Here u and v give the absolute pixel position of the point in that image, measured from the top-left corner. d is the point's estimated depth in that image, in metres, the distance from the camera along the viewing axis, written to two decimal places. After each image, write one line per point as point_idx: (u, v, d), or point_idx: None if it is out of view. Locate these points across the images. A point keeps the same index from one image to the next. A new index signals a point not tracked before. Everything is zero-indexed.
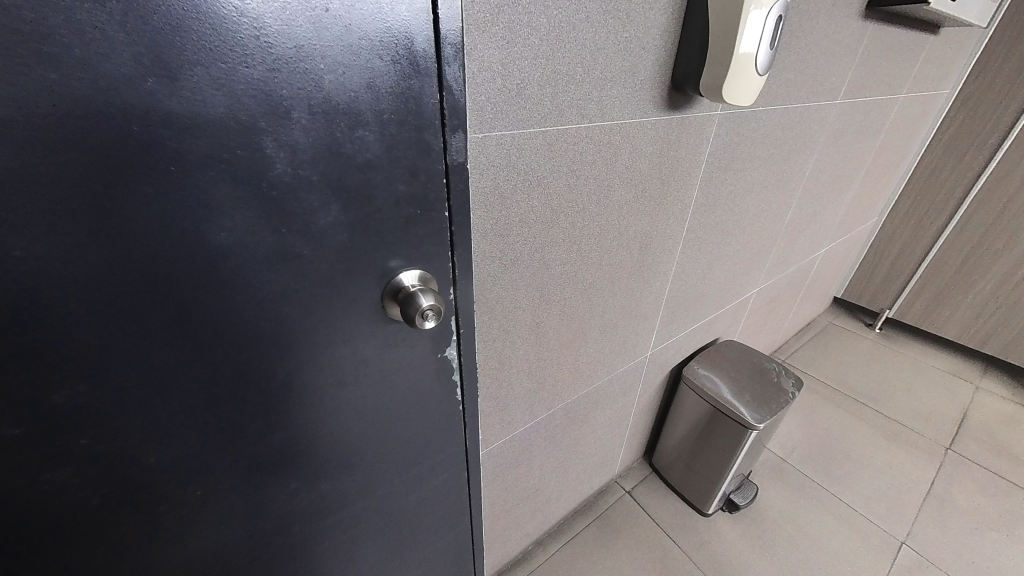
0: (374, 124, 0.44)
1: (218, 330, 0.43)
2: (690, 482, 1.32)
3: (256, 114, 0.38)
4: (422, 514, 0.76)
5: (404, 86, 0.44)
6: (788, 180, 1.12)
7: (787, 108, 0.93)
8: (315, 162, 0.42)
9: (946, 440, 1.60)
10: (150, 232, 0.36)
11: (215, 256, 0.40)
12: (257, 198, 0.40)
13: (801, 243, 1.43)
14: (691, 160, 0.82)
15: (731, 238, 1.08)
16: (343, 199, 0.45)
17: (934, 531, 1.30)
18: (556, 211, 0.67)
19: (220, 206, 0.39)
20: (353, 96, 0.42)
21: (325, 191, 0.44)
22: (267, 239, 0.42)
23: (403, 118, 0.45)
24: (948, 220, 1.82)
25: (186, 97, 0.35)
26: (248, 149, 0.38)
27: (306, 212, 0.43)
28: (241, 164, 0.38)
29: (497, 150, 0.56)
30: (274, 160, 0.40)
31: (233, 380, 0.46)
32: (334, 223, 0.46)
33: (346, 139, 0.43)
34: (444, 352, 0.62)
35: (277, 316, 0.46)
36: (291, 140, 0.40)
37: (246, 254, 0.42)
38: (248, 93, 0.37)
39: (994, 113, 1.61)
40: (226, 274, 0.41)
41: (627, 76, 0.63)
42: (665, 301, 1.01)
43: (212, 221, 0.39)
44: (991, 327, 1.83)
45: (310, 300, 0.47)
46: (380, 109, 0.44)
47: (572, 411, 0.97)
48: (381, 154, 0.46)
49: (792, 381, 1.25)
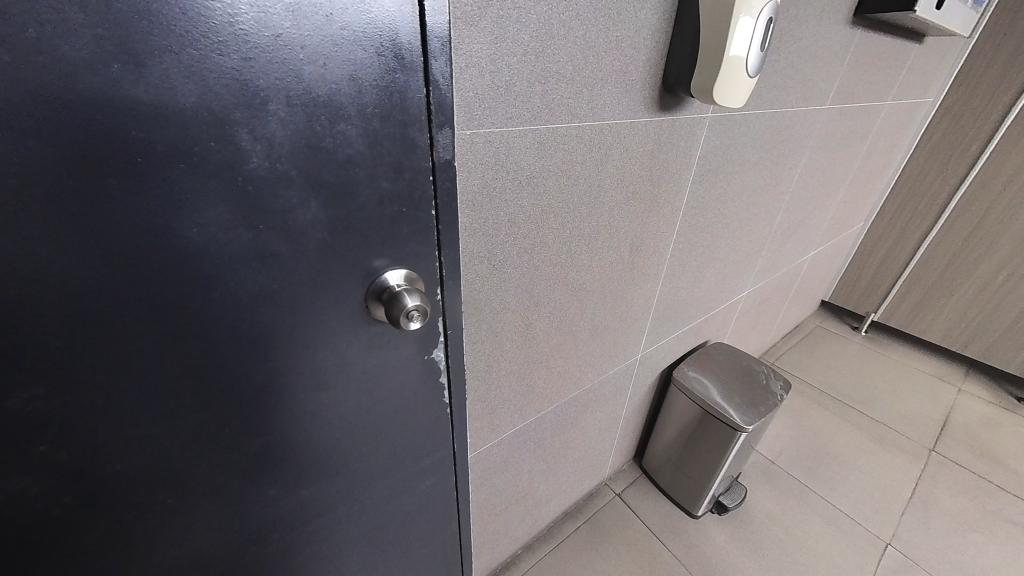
0: (356, 119, 0.42)
1: (191, 331, 0.41)
2: (679, 485, 1.31)
3: (230, 105, 0.36)
4: (409, 520, 0.74)
5: (388, 80, 0.43)
6: (777, 183, 1.12)
7: (777, 112, 0.94)
8: (294, 157, 0.40)
9: (930, 441, 1.62)
10: (116, 226, 0.34)
11: (186, 253, 0.38)
12: (232, 193, 0.38)
13: (790, 247, 1.44)
14: (682, 162, 0.81)
15: (721, 240, 1.08)
16: (324, 196, 0.43)
17: (918, 532, 1.31)
18: (546, 212, 0.66)
19: (192, 200, 0.37)
20: (334, 89, 0.40)
21: (304, 187, 0.42)
22: (244, 236, 0.41)
23: (387, 113, 0.44)
24: (932, 226, 1.85)
25: (154, 85, 0.33)
26: (221, 142, 0.37)
27: (284, 209, 0.42)
28: (213, 157, 0.37)
29: (485, 147, 0.55)
30: (249, 154, 0.38)
31: (206, 384, 0.43)
32: (314, 221, 0.44)
33: (327, 133, 0.41)
34: (430, 354, 0.61)
35: (253, 316, 0.44)
36: (268, 133, 0.38)
37: (221, 252, 0.40)
38: (222, 83, 0.35)
39: (977, 121, 1.64)
40: (198, 272, 0.39)
41: (617, 76, 0.63)
42: (655, 303, 1.00)
43: (183, 216, 0.37)
44: (973, 330, 1.87)
45: (289, 300, 0.46)
46: (363, 103, 0.42)
47: (562, 414, 0.96)
48: (363, 148, 0.44)
49: (780, 383, 1.26)
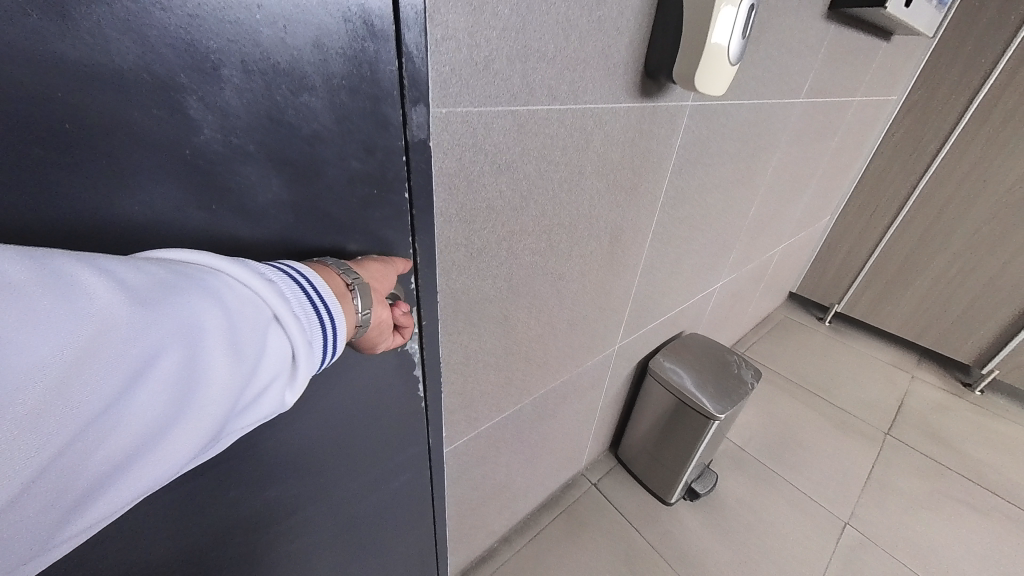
0: (321, 90, 0.39)
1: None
2: (654, 473, 1.33)
3: (177, 68, 0.32)
4: (383, 518, 0.72)
5: (356, 50, 0.39)
6: (753, 176, 1.14)
7: (755, 104, 0.94)
8: (253, 130, 0.36)
9: (886, 426, 1.71)
10: (43, 202, 0.30)
11: (130, 233, 0.34)
12: (182, 169, 0.34)
13: (762, 239, 1.47)
14: (663, 151, 0.80)
15: (699, 232, 1.09)
16: (287, 174, 0.40)
17: (875, 512, 1.38)
18: (526, 199, 0.63)
19: (135, 175, 0.33)
20: (296, 55, 0.36)
21: (264, 164, 0.38)
22: (196, 216, 0.37)
23: (356, 85, 0.41)
24: (893, 220, 1.93)
25: (86, 40, 0.28)
26: (167, 110, 0.32)
27: (242, 188, 0.38)
28: (158, 127, 0.32)
29: (463, 127, 0.52)
30: (201, 125, 0.34)
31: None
32: (276, 201, 0.40)
33: (289, 104, 0.37)
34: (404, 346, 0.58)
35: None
36: (221, 102, 0.34)
37: (169, 231, 0.36)
38: (168, 43, 0.31)
39: (936, 122, 1.72)
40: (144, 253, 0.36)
41: (599, 59, 0.61)
42: (633, 294, 1.00)
43: (124, 192, 0.33)
44: (927, 321, 1.97)
45: None
46: (329, 73, 0.39)
47: (541, 406, 0.94)
48: (331, 123, 0.41)
49: (751, 372, 1.29)
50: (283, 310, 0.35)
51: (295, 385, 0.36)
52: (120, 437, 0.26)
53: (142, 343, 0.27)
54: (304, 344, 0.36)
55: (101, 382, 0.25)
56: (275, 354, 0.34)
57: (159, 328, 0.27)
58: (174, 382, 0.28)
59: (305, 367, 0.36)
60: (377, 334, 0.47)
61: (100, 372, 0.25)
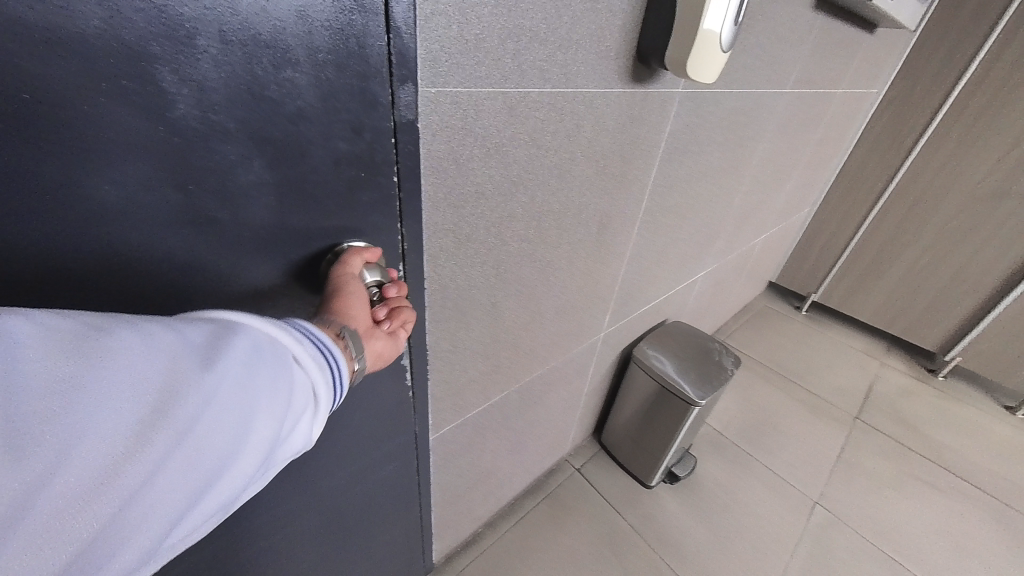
0: (306, 65, 0.36)
1: (111, 302, 0.36)
2: (635, 457, 1.36)
3: (148, 36, 0.29)
4: (370, 507, 0.71)
5: (343, 23, 0.37)
6: (739, 165, 1.15)
7: (743, 93, 0.94)
8: (231, 106, 0.34)
9: (855, 410, 1.78)
10: (5, 180, 0.28)
11: (99, 214, 0.32)
12: (156, 146, 0.32)
13: (746, 229, 1.49)
14: (653, 138, 0.80)
15: (685, 221, 1.10)
16: (269, 154, 0.38)
17: (843, 492, 1.45)
18: (516, 185, 0.62)
19: (103, 152, 0.30)
20: (279, 26, 0.34)
21: (244, 142, 0.36)
22: (172, 198, 0.34)
23: (343, 61, 0.38)
24: (869, 212, 1.98)
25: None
26: (137, 82, 0.30)
27: (222, 167, 0.36)
28: (129, 100, 0.30)
29: (452, 108, 0.49)
30: (174, 99, 0.32)
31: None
32: (258, 182, 0.38)
33: (270, 78, 0.35)
34: None
35: (187, 288, 0.39)
36: (197, 75, 0.32)
37: (143, 214, 0.34)
38: (136, 7, 0.28)
39: (913, 116, 1.76)
40: (116, 237, 0.33)
41: (592, 41, 0.59)
42: (620, 282, 1.00)
43: (93, 171, 0.31)
44: (897, 310, 2.05)
45: (228, 270, 0.40)
46: (315, 46, 0.36)
47: (527, 393, 0.95)
48: (316, 100, 0.38)
49: (731, 359, 1.32)
50: (302, 351, 0.36)
51: (319, 420, 0.38)
52: (173, 486, 0.28)
53: (193, 390, 0.29)
54: (324, 379, 0.37)
55: (158, 428, 0.27)
56: (301, 395, 0.36)
57: (207, 377, 0.30)
58: (220, 425, 0.30)
59: (326, 402, 0.38)
60: (383, 355, 0.47)
61: (167, 416, 0.27)
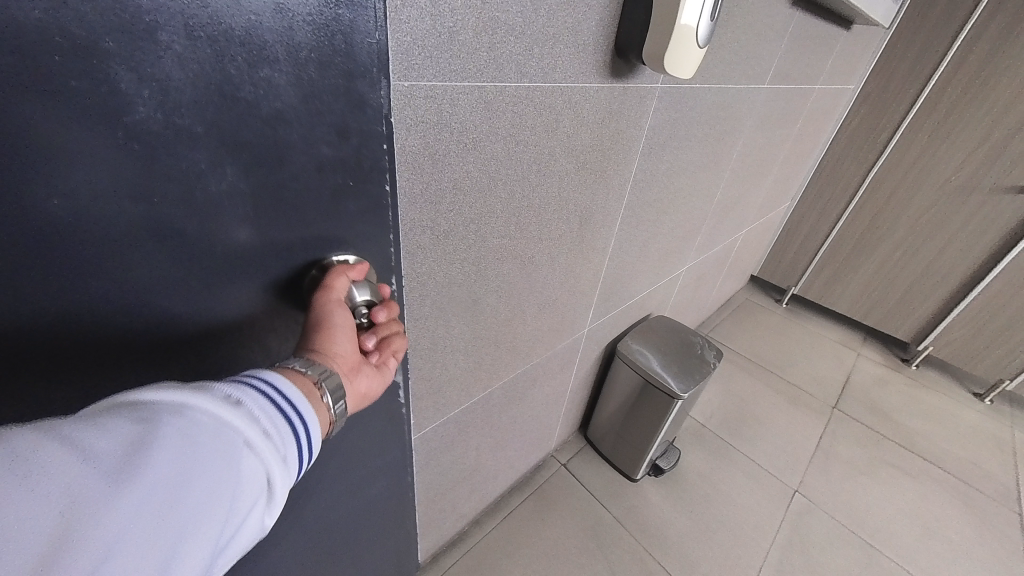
0: (285, 62, 0.35)
1: (74, 326, 0.32)
2: (620, 451, 1.38)
3: (104, 31, 0.26)
4: (354, 516, 0.70)
5: (326, 18, 0.35)
6: (718, 159, 1.16)
7: (722, 88, 0.95)
8: (200, 108, 0.32)
9: (833, 400, 1.83)
10: None
11: (55, 228, 0.29)
12: (115, 151, 0.29)
13: (726, 223, 1.51)
14: (632, 133, 0.80)
15: (666, 216, 1.10)
16: (244, 159, 0.35)
17: (821, 479, 1.49)
18: (495, 180, 0.61)
19: (55, 159, 0.27)
20: (254, 21, 0.32)
21: (216, 147, 0.33)
22: (136, 208, 0.32)
23: (325, 59, 0.37)
24: (846, 207, 2.02)
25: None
26: (92, 81, 0.27)
27: (193, 174, 0.33)
28: (83, 101, 0.27)
29: (427, 102, 0.48)
30: (134, 101, 0.29)
31: (98, 384, 0.36)
32: (232, 190, 0.36)
33: (244, 78, 0.33)
34: None
35: (158, 304, 0.36)
36: (162, 74, 0.29)
37: (103, 226, 0.31)
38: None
39: (888, 112, 1.80)
40: (74, 253, 0.30)
41: (570, 36, 0.59)
42: (602, 278, 1.01)
43: (44, 181, 0.27)
44: (872, 302, 2.11)
45: (203, 283, 0.38)
46: (294, 44, 0.34)
47: (510, 390, 0.94)
48: (295, 101, 0.36)
49: (714, 352, 1.34)
50: (255, 431, 0.33)
51: (274, 506, 0.35)
52: None
53: (115, 503, 0.26)
54: (279, 460, 0.34)
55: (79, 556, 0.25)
56: (253, 482, 0.32)
57: (133, 486, 0.27)
58: (154, 538, 0.27)
59: (283, 484, 0.35)
60: (367, 389, 0.46)
61: (86, 539, 0.25)
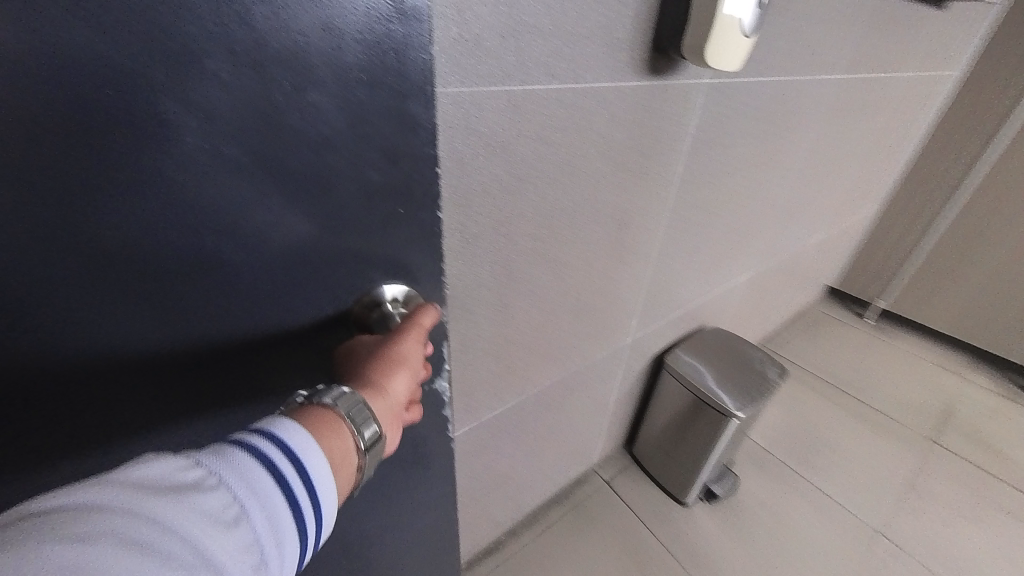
0: (332, 85, 0.32)
1: (126, 363, 0.31)
2: (669, 472, 1.29)
3: (145, 57, 0.25)
4: (407, 554, 0.66)
5: (376, 35, 0.33)
6: (779, 158, 1.07)
7: (781, 80, 0.88)
8: (244, 135, 0.30)
9: (929, 430, 1.58)
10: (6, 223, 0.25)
11: (105, 261, 0.28)
12: (159, 181, 0.28)
13: (793, 227, 1.38)
14: (675, 133, 0.76)
15: (719, 219, 1.03)
16: (291, 189, 0.33)
17: (912, 522, 1.29)
18: (524, 182, 0.61)
19: (111, 192, 0.27)
20: (300, 41, 0.30)
21: (263, 177, 0.32)
22: (183, 241, 0.30)
23: (376, 78, 0.34)
24: (947, 208, 1.77)
25: (22, 19, 0.22)
26: (139, 110, 0.26)
27: (239, 207, 0.31)
28: (131, 132, 0.26)
29: (455, 109, 0.49)
30: (181, 129, 0.28)
31: (151, 423, 0.34)
32: (279, 221, 0.34)
33: (291, 104, 0.31)
34: (434, 384, 0.56)
35: (208, 340, 0.34)
36: (207, 102, 0.28)
37: (154, 260, 0.30)
38: (134, 26, 0.25)
39: (998, 99, 1.56)
40: (126, 287, 0.29)
41: (602, 35, 0.57)
42: (645, 284, 0.96)
43: (96, 213, 0.27)
44: (981, 318, 1.81)
45: (253, 319, 0.36)
46: (343, 65, 0.32)
47: (545, 398, 0.93)
48: (343, 127, 0.34)
49: (776, 369, 1.23)
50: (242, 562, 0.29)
51: None
52: None
53: None
54: None
55: None
56: None
57: None
58: None
59: None
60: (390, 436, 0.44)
61: None
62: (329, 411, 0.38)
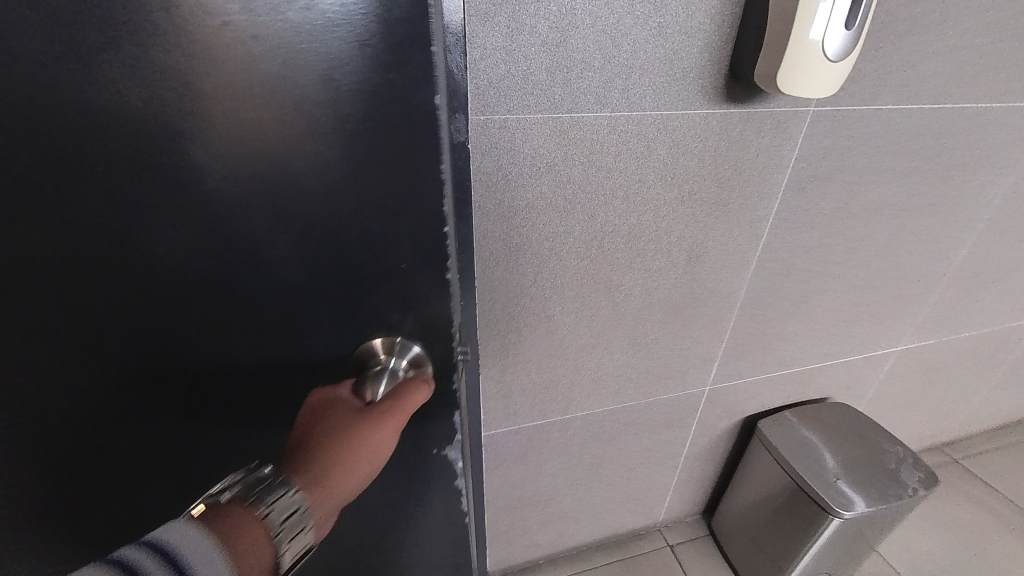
0: (341, 127, 0.32)
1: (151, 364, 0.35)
2: (751, 560, 1.10)
3: (171, 101, 0.28)
4: None
5: (387, 76, 0.32)
6: (946, 202, 0.84)
7: (937, 108, 0.72)
8: (257, 177, 0.32)
9: None
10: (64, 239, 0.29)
11: (135, 280, 0.32)
12: (185, 205, 0.31)
13: (986, 296, 1.05)
14: (769, 166, 0.70)
15: (843, 268, 0.86)
16: (300, 225, 0.34)
17: None
18: (572, 202, 0.63)
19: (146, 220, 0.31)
20: (306, 86, 0.30)
21: (273, 215, 0.33)
22: (202, 265, 0.33)
23: (388, 120, 0.33)
24: None
25: (83, 75, 0.26)
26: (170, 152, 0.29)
27: (250, 241, 0.33)
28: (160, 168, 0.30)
29: (501, 133, 0.55)
30: (201, 169, 0.30)
31: (165, 423, 0.37)
32: (288, 256, 0.35)
33: (297, 143, 0.32)
34: (443, 451, 0.50)
35: (223, 357, 0.37)
36: (224, 143, 0.30)
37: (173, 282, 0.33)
38: (162, 79, 0.28)
39: None
40: (150, 301, 0.33)
41: (664, 65, 0.57)
42: (728, 329, 0.87)
43: (130, 236, 0.31)
44: None
45: (262, 342, 0.38)
46: (353, 108, 0.32)
47: (594, 425, 0.91)
48: (353, 164, 0.33)
49: (920, 478, 0.96)
50: None
51: None
52: None
53: None
54: None
55: None
56: None
57: None
58: None
59: None
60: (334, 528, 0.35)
61: None
62: (260, 525, 0.29)
